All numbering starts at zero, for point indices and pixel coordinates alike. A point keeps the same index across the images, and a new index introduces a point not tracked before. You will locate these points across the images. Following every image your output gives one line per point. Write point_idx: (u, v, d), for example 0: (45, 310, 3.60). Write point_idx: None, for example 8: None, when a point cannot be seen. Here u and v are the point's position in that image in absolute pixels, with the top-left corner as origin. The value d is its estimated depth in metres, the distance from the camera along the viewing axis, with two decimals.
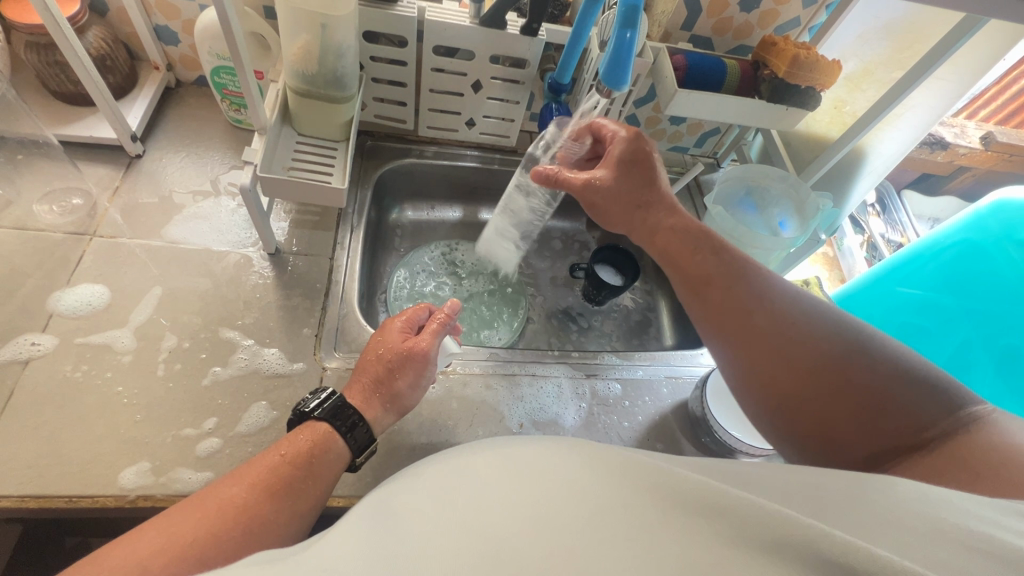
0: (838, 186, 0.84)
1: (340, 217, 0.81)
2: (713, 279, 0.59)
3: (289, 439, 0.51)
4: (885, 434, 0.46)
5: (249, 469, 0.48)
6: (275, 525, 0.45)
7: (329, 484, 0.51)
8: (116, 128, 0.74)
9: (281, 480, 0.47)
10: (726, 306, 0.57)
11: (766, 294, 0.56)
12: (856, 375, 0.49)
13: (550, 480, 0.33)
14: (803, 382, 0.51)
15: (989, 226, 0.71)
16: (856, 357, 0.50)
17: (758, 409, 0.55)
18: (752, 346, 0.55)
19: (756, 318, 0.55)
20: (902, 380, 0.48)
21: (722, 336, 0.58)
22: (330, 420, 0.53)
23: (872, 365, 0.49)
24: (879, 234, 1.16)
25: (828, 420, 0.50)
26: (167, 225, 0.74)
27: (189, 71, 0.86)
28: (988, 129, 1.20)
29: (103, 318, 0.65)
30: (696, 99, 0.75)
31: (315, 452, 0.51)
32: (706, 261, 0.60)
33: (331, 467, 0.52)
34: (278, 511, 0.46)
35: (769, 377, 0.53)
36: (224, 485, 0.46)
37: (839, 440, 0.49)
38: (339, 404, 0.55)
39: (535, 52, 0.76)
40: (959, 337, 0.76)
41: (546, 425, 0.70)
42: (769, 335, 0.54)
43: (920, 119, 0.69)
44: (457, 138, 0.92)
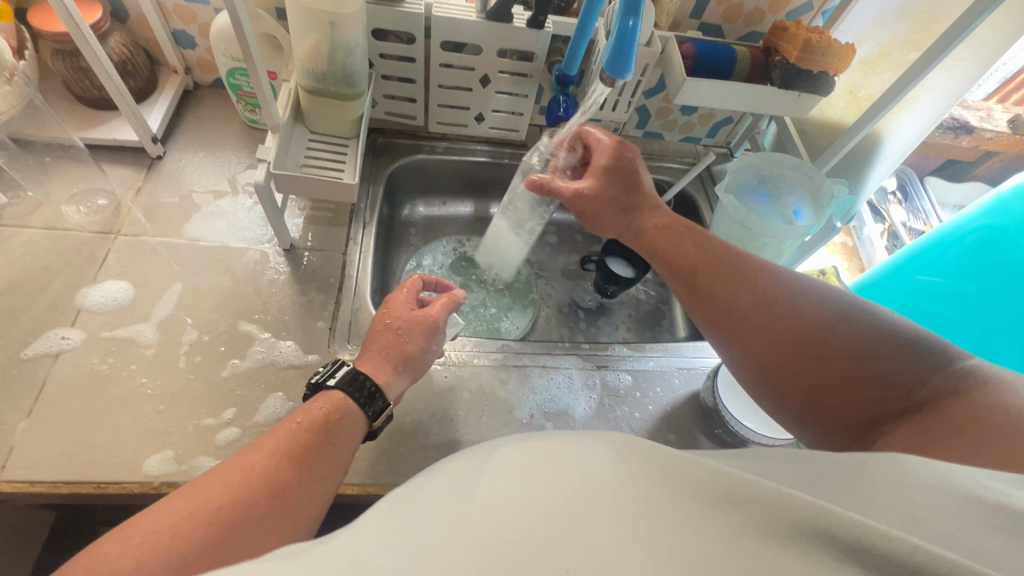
0: (854, 172, 0.82)
1: (352, 213, 0.83)
2: (699, 266, 0.59)
3: (304, 408, 0.52)
4: (879, 398, 0.46)
5: (268, 440, 0.49)
6: (298, 488, 0.46)
7: (348, 450, 0.52)
8: (137, 131, 0.76)
9: (300, 445, 0.49)
10: (714, 290, 0.57)
11: (748, 274, 0.56)
12: (845, 345, 0.49)
13: (555, 470, 0.34)
14: (795, 358, 0.51)
15: (1012, 210, 0.69)
16: (842, 325, 0.50)
17: (757, 390, 0.54)
18: (741, 328, 0.54)
19: (742, 301, 0.55)
20: (893, 345, 0.48)
21: (709, 320, 0.57)
22: (347, 391, 0.54)
23: (861, 331, 0.49)
24: (900, 223, 1.13)
25: (821, 394, 0.49)
26: (187, 223, 0.77)
27: (207, 73, 0.88)
28: (1016, 112, 1.16)
29: (128, 313, 0.67)
30: (706, 87, 0.74)
31: (333, 419, 0.52)
32: (693, 249, 0.60)
33: (351, 435, 0.53)
34: (300, 475, 0.47)
35: (759, 357, 0.53)
36: (247, 454, 0.47)
37: (835, 410, 0.48)
38: (354, 375, 0.55)
39: (542, 44, 0.76)
40: (981, 325, 0.74)
41: (556, 416, 0.70)
42: (756, 316, 0.54)
43: (937, 101, 0.67)
44: (467, 133, 0.92)
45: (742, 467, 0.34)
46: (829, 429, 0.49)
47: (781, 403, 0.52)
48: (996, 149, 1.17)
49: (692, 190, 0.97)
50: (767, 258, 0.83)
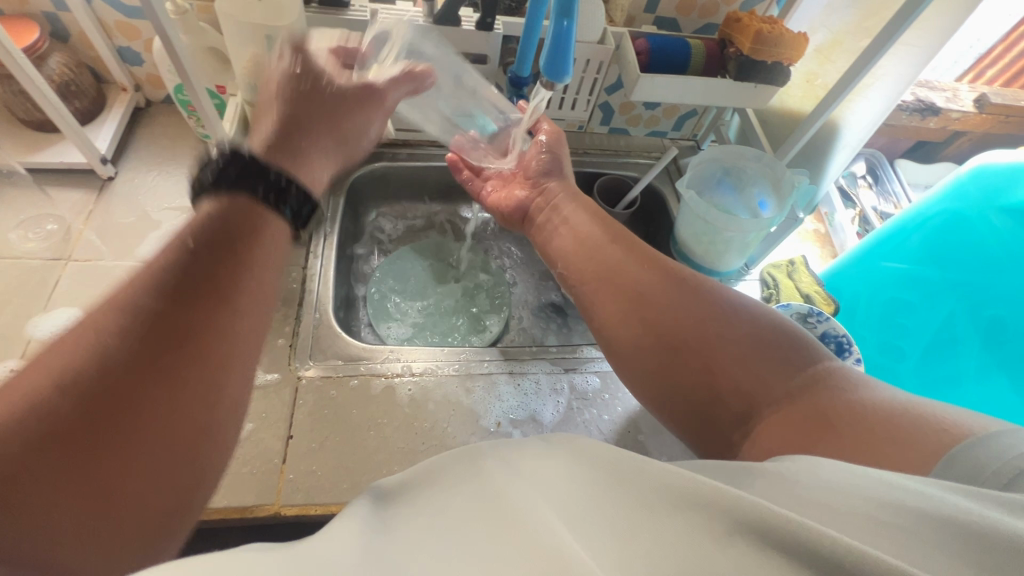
0: (813, 162, 0.81)
1: (313, 226, 0.81)
2: (607, 254, 0.61)
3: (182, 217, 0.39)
4: (762, 382, 0.46)
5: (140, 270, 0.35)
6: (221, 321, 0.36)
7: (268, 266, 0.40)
8: (84, 152, 0.75)
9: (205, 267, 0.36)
10: (619, 277, 0.58)
11: (652, 262, 0.58)
12: (731, 330, 0.49)
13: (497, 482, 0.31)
14: (686, 341, 0.50)
15: (970, 193, 0.68)
16: (730, 313, 0.51)
17: (646, 377, 0.52)
18: (637, 310, 0.54)
19: (642, 287, 0.55)
20: (770, 330, 0.49)
21: (611, 307, 0.57)
22: (234, 163, 0.42)
23: (744, 318, 0.50)
24: (871, 207, 1.13)
25: (711, 380, 0.48)
26: (141, 244, 0.75)
27: (158, 90, 0.86)
28: (981, 91, 1.16)
29: None
30: (660, 82, 0.74)
31: (233, 225, 0.39)
32: (601, 243, 0.63)
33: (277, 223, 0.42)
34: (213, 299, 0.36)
35: (652, 343, 0.52)
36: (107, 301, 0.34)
37: (722, 392, 0.47)
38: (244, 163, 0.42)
39: (493, 46, 0.75)
40: (944, 311, 0.74)
41: (523, 422, 0.69)
42: (651, 300, 0.54)
43: (889, 87, 0.67)
44: (428, 138, 0.91)
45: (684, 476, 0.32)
46: (714, 421, 0.48)
47: (671, 394, 0.50)
48: (963, 129, 1.17)
49: (660, 186, 0.96)
50: (733, 251, 0.82)
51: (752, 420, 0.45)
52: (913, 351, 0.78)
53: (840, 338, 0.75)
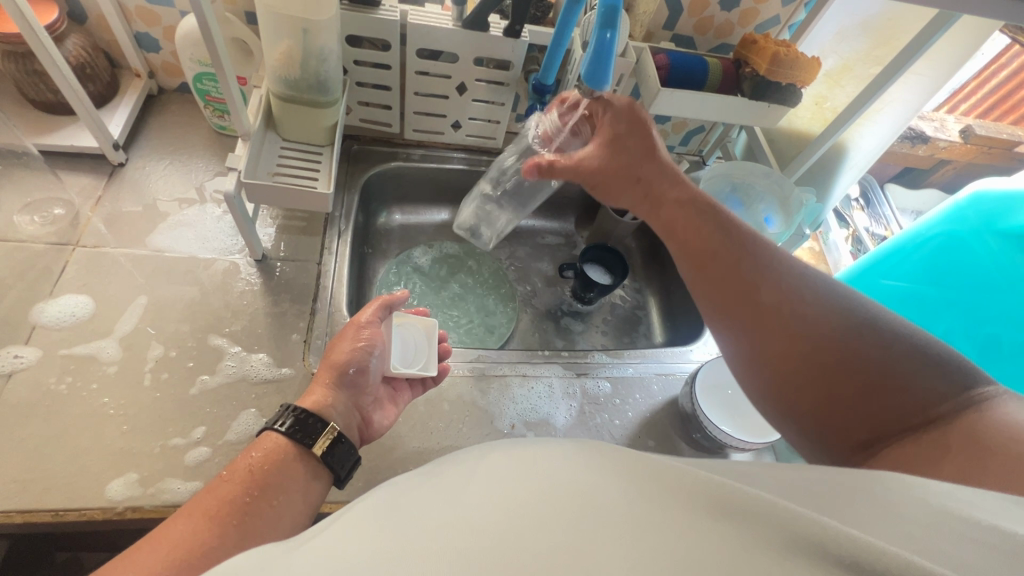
0: (821, 180, 0.85)
1: (327, 222, 0.81)
2: (718, 259, 0.57)
3: (234, 461, 0.46)
4: (889, 409, 0.44)
5: (216, 489, 0.43)
6: (274, 517, 0.43)
7: (303, 499, 0.46)
8: (97, 137, 0.73)
9: (252, 504, 0.43)
10: (732, 280, 0.55)
11: (773, 268, 0.54)
12: (863, 350, 0.47)
13: (577, 470, 0.31)
14: (809, 356, 0.49)
15: (968, 217, 0.72)
16: (866, 330, 0.48)
17: (762, 385, 0.53)
18: (757, 318, 0.53)
19: (764, 295, 0.53)
20: (913, 358, 0.45)
21: (724, 314, 0.56)
22: (287, 432, 0.48)
23: (882, 342, 0.47)
24: (864, 228, 1.17)
25: (832, 400, 0.48)
26: (151, 233, 0.74)
27: (172, 77, 0.85)
28: (967, 123, 1.22)
29: (88, 329, 0.64)
30: (679, 97, 0.76)
31: (268, 486, 0.44)
32: (711, 247, 0.58)
33: (290, 486, 0.46)
34: (274, 511, 0.43)
35: (772, 355, 0.52)
36: (181, 518, 0.40)
37: (844, 413, 0.47)
38: (302, 418, 0.49)
39: (519, 53, 0.76)
40: (942, 326, 0.78)
41: (537, 425, 0.70)
42: (774, 310, 0.52)
43: (898, 114, 0.70)
44: (443, 140, 0.92)
45: (729, 466, 0.32)
46: (831, 435, 0.48)
47: (792, 405, 0.51)
48: (949, 158, 1.23)
49: None
50: None
51: (877, 449, 0.44)
52: None
53: None
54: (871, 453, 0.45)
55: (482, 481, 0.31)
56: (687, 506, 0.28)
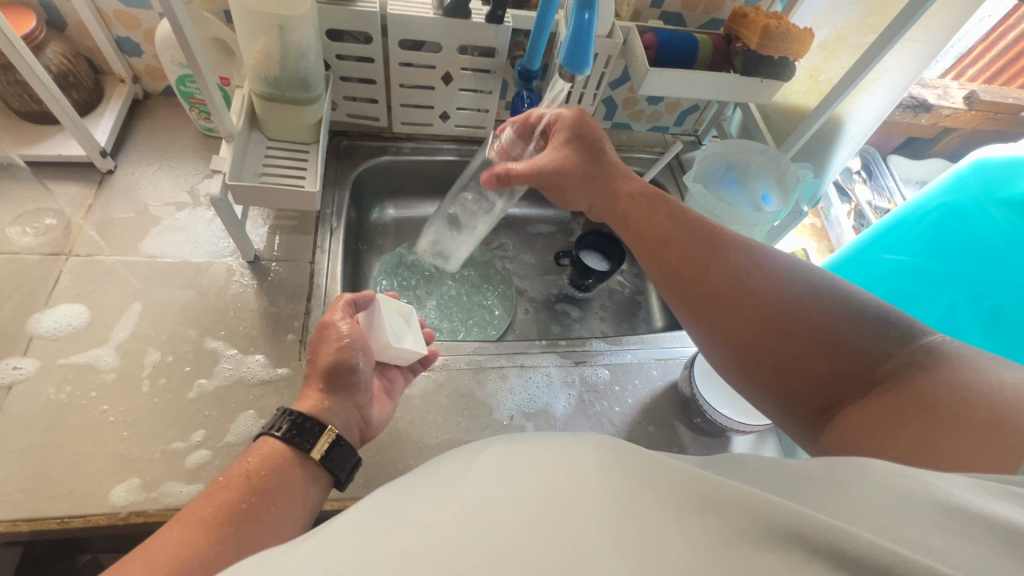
0: (818, 155, 0.83)
1: (318, 220, 0.81)
2: (675, 241, 0.58)
3: (230, 467, 0.46)
4: (841, 372, 0.45)
5: (210, 496, 0.43)
6: (271, 523, 0.43)
7: (301, 503, 0.47)
8: (84, 145, 0.73)
9: (247, 512, 0.42)
10: (682, 260, 0.56)
11: (721, 248, 0.56)
12: (808, 318, 0.48)
13: (563, 464, 0.31)
14: (760, 331, 0.50)
15: (970, 186, 0.71)
16: (811, 300, 0.49)
17: (723, 363, 0.53)
18: (709, 297, 0.54)
19: (714, 275, 0.54)
20: (856, 323, 0.46)
21: (682, 294, 0.56)
22: (285, 435, 0.49)
23: (827, 308, 0.47)
24: (866, 202, 1.15)
25: (788, 370, 0.48)
26: (144, 239, 0.74)
27: (156, 81, 0.85)
28: (971, 88, 1.18)
29: (85, 339, 0.64)
30: (669, 77, 0.74)
31: (265, 492, 0.44)
32: (671, 229, 0.59)
33: (290, 486, 0.46)
34: (271, 517, 0.43)
35: (727, 332, 0.52)
36: (173, 530, 0.40)
37: (799, 381, 0.47)
38: (299, 422, 0.50)
39: (502, 39, 0.74)
40: (946, 300, 0.76)
41: (536, 415, 0.69)
42: (723, 289, 0.53)
43: (894, 83, 0.68)
44: (432, 132, 0.90)
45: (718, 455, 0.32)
46: (792, 408, 0.48)
47: (751, 380, 0.51)
48: (953, 125, 1.19)
49: (662, 180, 0.97)
50: None
51: (835, 413, 0.44)
52: None
53: None
54: (828, 419, 0.45)
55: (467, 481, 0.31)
56: (674, 504, 0.27)
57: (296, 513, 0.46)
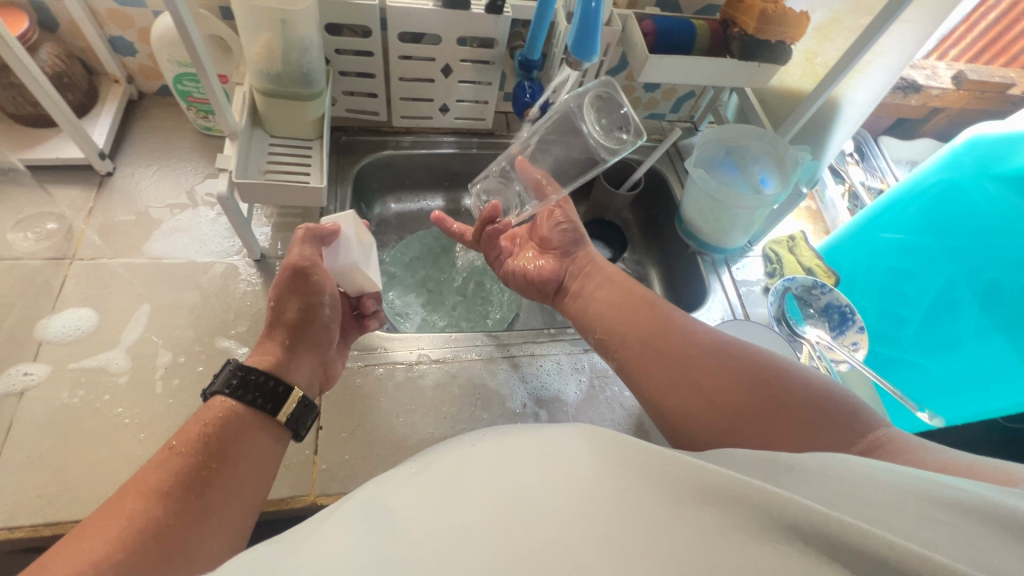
0: (814, 138, 0.84)
1: (322, 216, 0.80)
2: (634, 320, 0.64)
3: (182, 428, 0.48)
4: (806, 423, 0.48)
5: (165, 463, 0.44)
6: (233, 484, 0.46)
7: (262, 460, 0.50)
8: (82, 147, 0.72)
9: (205, 475, 0.45)
10: (645, 331, 0.62)
11: (681, 321, 0.62)
12: (766, 377, 0.53)
13: (574, 468, 0.33)
14: (724, 391, 0.53)
15: (964, 163, 0.72)
16: (765, 364, 0.54)
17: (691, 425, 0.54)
18: (673, 361, 0.58)
19: (674, 342, 0.59)
20: (806, 383, 0.52)
21: (643, 363, 0.60)
22: (235, 394, 0.50)
23: (781, 371, 0.53)
24: (859, 183, 1.17)
25: (759, 427, 0.50)
26: (148, 241, 0.73)
27: (151, 81, 0.83)
28: (958, 69, 1.20)
29: (95, 342, 0.64)
30: (669, 63, 0.75)
31: (227, 452, 0.47)
32: (626, 313, 0.66)
33: (253, 443, 0.49)
34: (232, 476, 0.46)
35: (693, 393, 0.55)
36: (127, 497, 0.41)
37: (769, 437, 0.49)
38: (249, 378, 0.52)
39: (502, 30, 0.74)
40: (942, 277, 0.77)
41: (549, 402, 0.70)
42: (685, 353, 0.58)
43: (890, 64, 0.69)
44: (432, 125, 0.90)
45: None
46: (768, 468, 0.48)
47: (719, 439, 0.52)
48: (942, 105, 1.22)
49: (661, 166, 0.97)
50: (740, 227, 0.84)
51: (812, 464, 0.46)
52: (913, 316, 0.82)
53: (842, 308, 0.83)
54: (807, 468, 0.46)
55: (479, 485, 0.33)
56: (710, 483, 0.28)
57: (263, 468, 0.49)
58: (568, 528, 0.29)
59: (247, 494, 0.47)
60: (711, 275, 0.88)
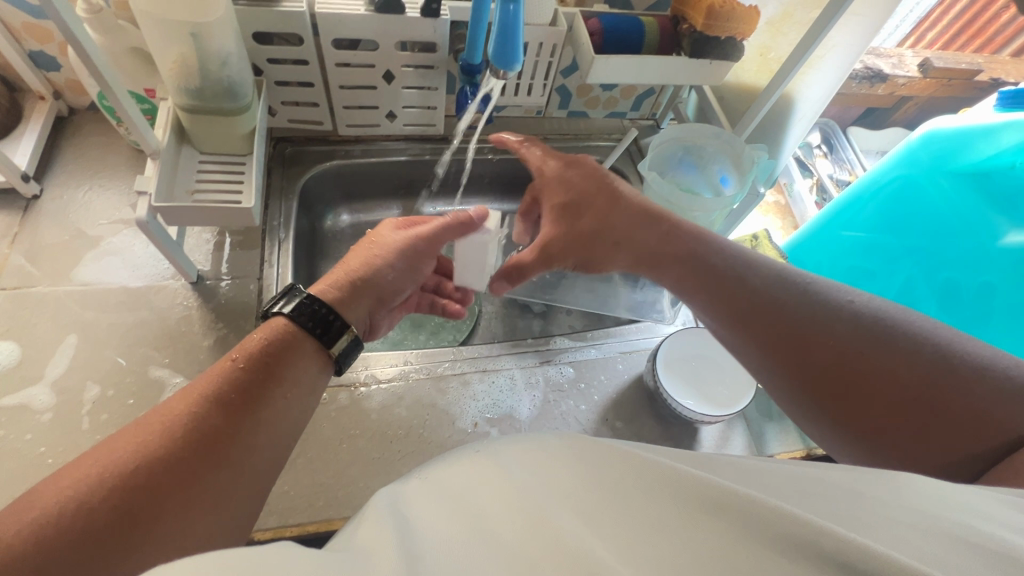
0: (772, 136, 0.82)
1: (265, 233, 0.77)
2: (735, 288, 0.57)
3: (239, 343, 0.46)
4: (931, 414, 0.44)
5: (209, 379, 0.42)
6: (274, 411, 0.43)
7: (303, 393, 0.47)
8: (3, 170, 0.69)
9: (244, 393, 0.42)
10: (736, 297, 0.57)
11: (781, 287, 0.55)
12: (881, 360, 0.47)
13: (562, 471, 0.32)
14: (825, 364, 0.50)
15: (920, 159, 0.70)
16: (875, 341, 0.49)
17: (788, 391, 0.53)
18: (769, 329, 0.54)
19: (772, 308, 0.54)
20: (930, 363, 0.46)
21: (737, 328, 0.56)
22: (293, 318, 0.48)
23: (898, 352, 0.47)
24: (827, 175, 1.15)
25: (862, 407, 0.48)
26: (77, 266, 0.70)
27: (80, 96, 0.80)
28: (925, 56, 1.18)
29: (17, 377, 0.61)
30: (616, 63, 0.72)
31: (270, 375, 0.44)
32: (724, 285, 0.58)
33: (303, 375, 0.47)
34: (272, 399, 0.44)
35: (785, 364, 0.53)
36: (169, 406, 0.40)
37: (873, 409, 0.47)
38: (311, 306, 0.49)
39: (441, 33, 0.71)
40: (903, 275, 0.77)
41: (501, 420, 0.68)
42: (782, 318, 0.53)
43: (841, 59, 0.67)
44: (381, 132, 0.87)
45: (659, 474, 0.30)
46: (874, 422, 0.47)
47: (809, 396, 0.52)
48: (910, 93, 1.19)
49: (622, 167, 0.95)
50: (699, 229, 0.82)
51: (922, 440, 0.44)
52: None
53: None
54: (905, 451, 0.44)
55: (497, 478, 0.31)
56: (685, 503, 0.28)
57: (303, 403, 0.46)
58: (572, 523, 0.28)
59: (279, 427, 0.44)
60: None
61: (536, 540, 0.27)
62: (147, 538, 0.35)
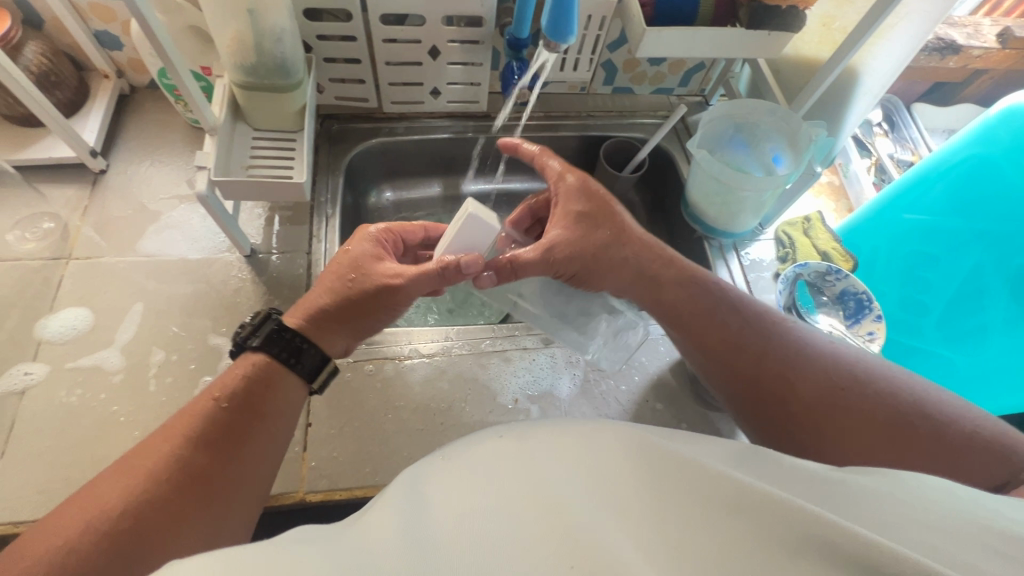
0: (832, 112, 0.78)
1: (314, 209, 0.79)
2: (716, 326, 0.61)
3: (218, 380, 0.51)
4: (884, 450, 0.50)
5: (207, 414, 0.48)
6: (268, 434, 0.50)
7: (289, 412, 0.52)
8: (73, 146, 0.72)
9: (236, 426, 0.48)
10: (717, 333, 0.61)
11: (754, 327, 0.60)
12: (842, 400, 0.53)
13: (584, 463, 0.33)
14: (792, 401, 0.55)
15: (999, 136, 0.66)
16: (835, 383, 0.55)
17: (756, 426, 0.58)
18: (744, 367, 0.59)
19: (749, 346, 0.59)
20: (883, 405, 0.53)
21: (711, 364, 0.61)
22: (263, 347, 0.52)
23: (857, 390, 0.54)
24: (887, 155, 1.09)
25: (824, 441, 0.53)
26: (141, 237, 0.73)
27: (140, 74, 0.83)
28: (1005, 25, 1.09)
29: (90, 341, 0.65)
30: (668, 36, 0.69)
31: (256, 406, 0.50)
32: (703, 321, 0.62)
33: (285, 400, 0.52)
34: (269, 425, 0.50)
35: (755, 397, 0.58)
36: (158, 442, 0.45)
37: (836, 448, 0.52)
38: (275, 330, 0.53)
39: (489, 7, 0.70)
40: (969, 261, 0.72)
41: (541, 398, 0.69)
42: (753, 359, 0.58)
43: (915, 27, 0.62)
44: (425, 110, 0.87)
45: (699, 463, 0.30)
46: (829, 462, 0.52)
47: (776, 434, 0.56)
48: (984, 66, 1.11)
49: (668, 145, 0.92)
50: (749, 210, 0.79)
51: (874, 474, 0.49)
52: (936, 304, 0.76)
53: (859, 295, 0.77)
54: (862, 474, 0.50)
55: (513, 470, 0.32)
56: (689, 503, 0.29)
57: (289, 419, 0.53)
58: (598, 526, 0.29)
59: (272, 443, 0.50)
60: (719, 261, 0.83)
61: (551, 537, 0.28)
62: (164, 545, 0.41)
